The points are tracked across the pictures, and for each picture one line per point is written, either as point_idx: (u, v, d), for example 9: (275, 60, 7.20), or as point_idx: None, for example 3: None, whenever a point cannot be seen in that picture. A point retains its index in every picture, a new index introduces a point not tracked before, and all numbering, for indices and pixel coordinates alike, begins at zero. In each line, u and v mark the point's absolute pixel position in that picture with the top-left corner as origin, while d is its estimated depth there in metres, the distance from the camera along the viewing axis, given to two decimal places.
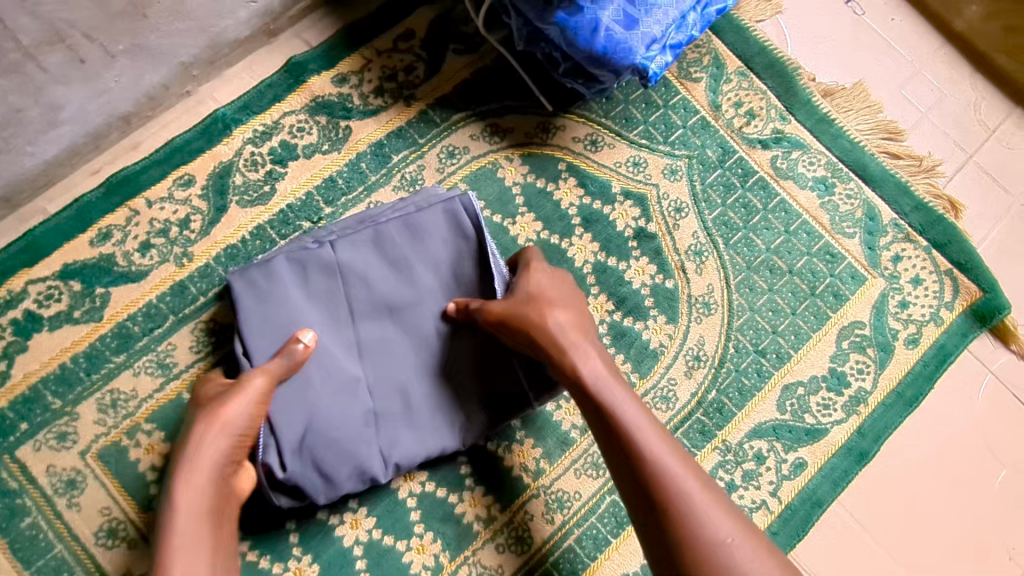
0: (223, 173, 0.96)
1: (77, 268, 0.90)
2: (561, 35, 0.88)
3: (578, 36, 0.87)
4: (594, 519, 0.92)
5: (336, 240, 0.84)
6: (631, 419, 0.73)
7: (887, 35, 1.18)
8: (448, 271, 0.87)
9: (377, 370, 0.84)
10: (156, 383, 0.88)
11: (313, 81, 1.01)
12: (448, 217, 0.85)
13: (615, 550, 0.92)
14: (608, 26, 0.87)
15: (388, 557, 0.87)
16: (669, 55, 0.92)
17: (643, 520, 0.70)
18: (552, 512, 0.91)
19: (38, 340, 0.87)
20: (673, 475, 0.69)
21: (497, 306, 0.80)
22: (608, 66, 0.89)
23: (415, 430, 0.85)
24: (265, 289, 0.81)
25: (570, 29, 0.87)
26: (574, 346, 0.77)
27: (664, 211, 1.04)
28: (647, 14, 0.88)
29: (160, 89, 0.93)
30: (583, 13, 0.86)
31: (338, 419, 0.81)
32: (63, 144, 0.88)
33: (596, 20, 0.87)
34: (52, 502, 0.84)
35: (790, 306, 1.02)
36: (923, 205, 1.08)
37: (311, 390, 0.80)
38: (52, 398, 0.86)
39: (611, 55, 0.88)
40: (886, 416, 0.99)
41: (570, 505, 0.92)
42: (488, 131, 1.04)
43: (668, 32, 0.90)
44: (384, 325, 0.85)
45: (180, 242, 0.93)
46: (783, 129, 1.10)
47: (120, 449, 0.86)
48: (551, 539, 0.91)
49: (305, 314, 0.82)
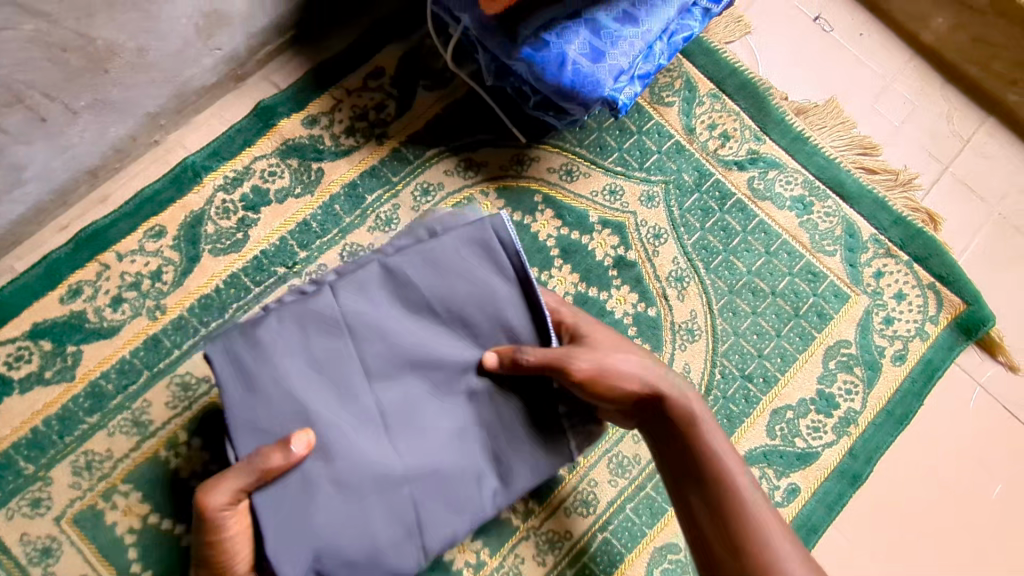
0: (194, 223, 0.95)
1: (47, 327, 0.88)
2: (528, 70, 0.85)
3: (545, 71, 0.84)
4: (587, 559, 0.90)
5: (339, 293, 0.75)
6: (715, 450, 0.76)
7: (856, 51, 1.18)
8: (471, 317, 0.78)
9: (399, 449, 0.76)
10: (132, 442, 0.86)
11: (283, 124, 1.00)
12: (473, 250, 0.78)
13: None
14: (575, 59, 0.84)
15: None
16: (638, 85, 0.89)
17: (710, 545, 0.73)
18: (544, 553, 0.89)
19: (9, 404, 0.85)
20: (753, 503, 0.72)
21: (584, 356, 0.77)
22: (577, 100, 0.86)
23: (451, 499, 0.77)
24: (258, 362, 0.72)
25: (536, 64, 0.84)
26: (679, 389, 0.79)
27: (643, 239, 1.03)
28: (613, 46, 0.84)
29: (126, 141, 0.92)
30: (548, 48, 0.83)
31: (359, 514, 0.73)
32: (29, 202, 0.86)
33: (562, 54, 0.83)
34: (28, 572, 0.82)
35: (774, 329, 1.01)
36: (902, 219, 1.08)
37: (323, 495, 0.72)
38: (24, 463, 0.84)
39: (579, 88, 0.84)
40: (877, 435, 0.98)
41: (561, 545, 0.90)
42: (462, 166, 1.03)
43: (636, 63, 0.86)
44: (402, 385, 0.77)
45: (152, 295, 0.91)
46: (758, 150, 1.10)
47: (96, 513, 0.84)
48: None
49: (310, 384, 0.73)
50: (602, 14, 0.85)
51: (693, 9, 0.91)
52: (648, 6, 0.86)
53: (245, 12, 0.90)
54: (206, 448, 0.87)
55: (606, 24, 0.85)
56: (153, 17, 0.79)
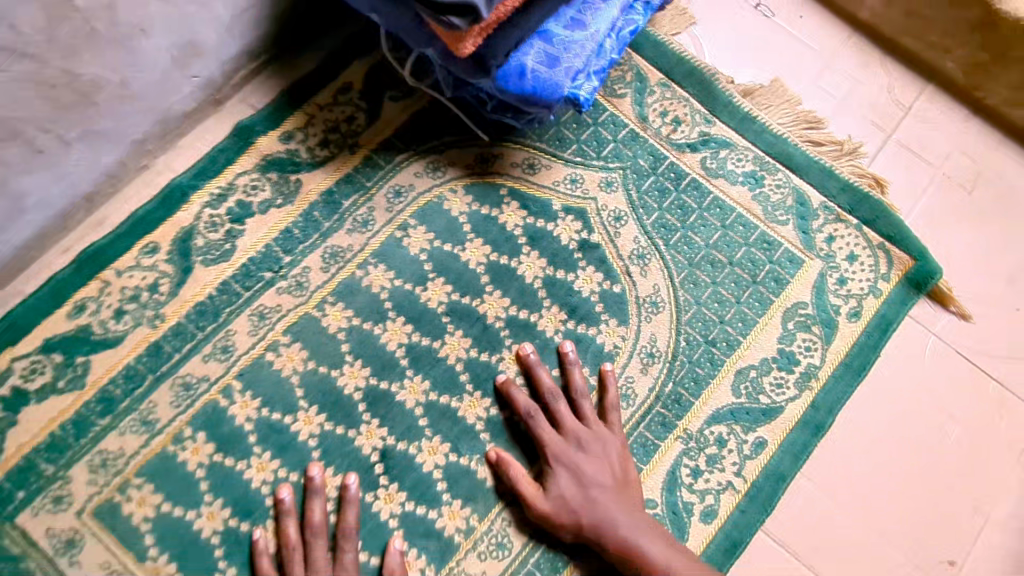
0: (185, 237, 1.02)
1: (58, 341, 0.95)
2: (492, 86, 0.96)
3: (507, 83, 0.95)
4: (530, 567, 0.93)
5: None
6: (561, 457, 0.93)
7: (798, 32, 1.24)
8: None
9: None
10: (141, 440, 0.93)
11: (261, 141, 1.07)
12: None
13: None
14: (534, 68, 0.94)
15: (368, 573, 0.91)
16: (595, 80, 1.00)
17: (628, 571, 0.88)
18: (497, 554, 0.93)
19: (27, 413, 0.92)
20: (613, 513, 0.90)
21: (550, 432, 0.95)
22: (539, 104, 0.97)
23: None
24: None
25: (500, 80, 0.95)
26: (552, 400, 0.98)
27: (605, 222, 1.10)
28: (566, 50, 0.95)
29: (118, 167, 0.99)
30: (509, 60, 0.93)
31: None
32: (33, 228, 0.94)
33: (522, 65, 0.94)
34: (54, 562, 0.88)
35: (734, 296, 1.07)
36: (849, 186, 1.14)
37: None
38: (45, 464, 0.91)
39: (540, 94, 0.95)
40: (837, 388, 1.04)
41: (510, 545, 0.94)
42: (431, 168, 1.10)
43: (589, 61, 0.97)
44: None
45: (151, 305, 0.98)
46: (709, 132, 1.16)
47: (114, 505, 0.90)
48: (521, 552, 0.93)
49: None
50: (551, 23, 0.96)
51: (633, 5, 1.03)
52: (592, 9, 0.97)
53: (218, 40, 0.98)
54: (210, 440, 0.94)
55: (557, 33, 0.95)
56: (131, 50, 0.87)
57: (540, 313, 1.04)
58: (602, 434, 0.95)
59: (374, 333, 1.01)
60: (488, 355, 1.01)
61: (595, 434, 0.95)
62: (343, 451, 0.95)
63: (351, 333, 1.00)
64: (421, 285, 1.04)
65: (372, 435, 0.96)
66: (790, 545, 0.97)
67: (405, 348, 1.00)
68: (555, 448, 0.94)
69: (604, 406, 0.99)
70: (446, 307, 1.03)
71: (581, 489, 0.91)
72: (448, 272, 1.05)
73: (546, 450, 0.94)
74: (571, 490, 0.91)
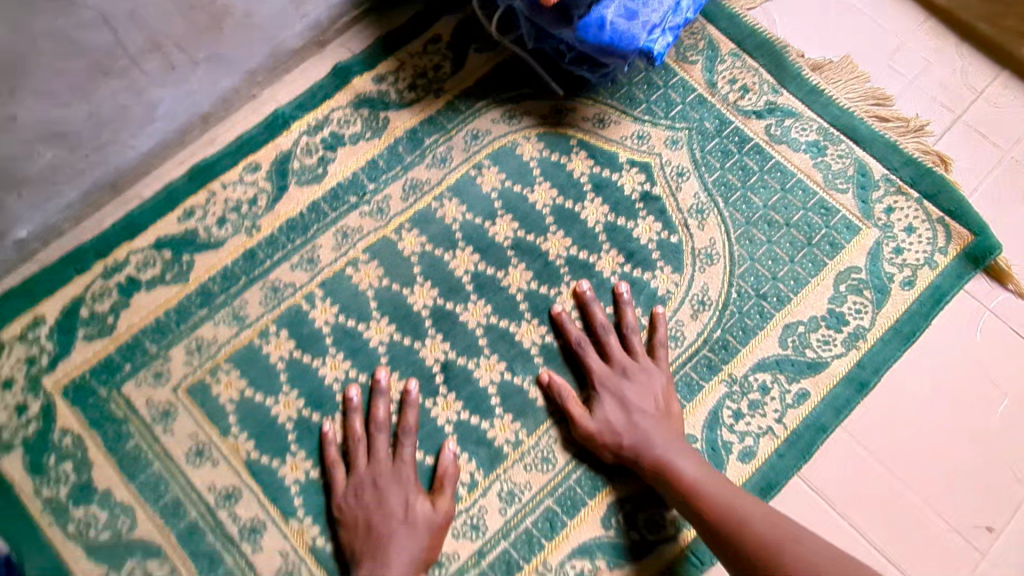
0: (283, 160, 1.13)
1: (168, 240, 1.07)
2: (573, 36, 1.03)
3: (587, 34, 1.02)
4: (572, 482, 0.99)
5: None
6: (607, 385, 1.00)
7: (873, 13, 1.27)
8: None
9: None
10: (233, 331, 1.04)
11: (356, 81, 1.17)
12: None
13: (606, 495, 0.99)
14: (613, 21, 1.02)
15: (422, 469, 0.99)
16: (670, 37, 1.07)
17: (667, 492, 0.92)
18: (541, 467, 1.00)
19: (137, 298, 1.04)
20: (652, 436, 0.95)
21: (599, 362, 1.02)
22: (615, 55, 1.04)
23: None
24: None
25: (580, 30, 1.02)
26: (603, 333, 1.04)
27: (668, 176, 1.15)
28: (644, 5, 1.03)
29: (232, 92, 1.11)
30: (590, 12, 1.01)
31: None
32: (157, 138, 1.06)
33: (601, 17, 1.01)
34: (150, 428, 0.99)
35: (788, 255, 1.11)
36: (912, 161, 1.17)
37: None
38: (149, 344, 1.02)
39: (617, 44, 1.03)
40: (885, 350, 1.06)
41: (555, 461, 1.00)
42: (508, 116, 1.18)
43: (665, 17, 1.04)
44: None
45: (250, 216, 1.10)
46: (776, 101, 1.21)
47: (205, 385, 1.01)
48: (564, 468, 1.00)
49: None
50: None
51: None
52: None
53: None
54: (292, 338, 1.04)
55: None
56: None
57: (599, 255, 1.10)
58: (648, 368, 1.01)
59: (443, 259, 1.09)
60: (547, 288, 1.08)
61: (641, 367, 1.01)
62: (408, 361, 1.04)
63: (423, 257, 1.09)
64: (490, 219, 1.12)
65: (436, 349, 1.04)
66: (824, 492, 1.00)
67: (471, 275, 1.08)
68: (603, 376, 1.00)
69: (652, 343, 1.04)
70: (512, 242, 1.11)
71: (624, 414, 0.97)
72: (517, 211, 1.13)
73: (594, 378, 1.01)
74: (614, 414, 0.97)
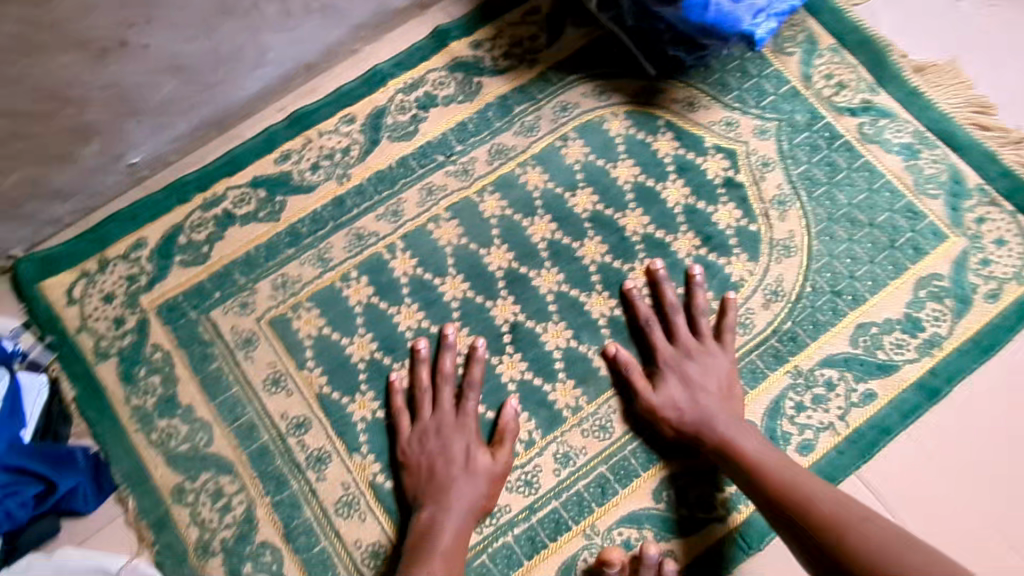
0: (377, 115, 1.17)
1: (264, 180, 1.13)
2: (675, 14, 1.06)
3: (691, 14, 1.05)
4: (627, 452, 1.01)
5: None
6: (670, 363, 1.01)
7: (984, 19, 1.23)
8: None
9: None
10: (316, 272, 1.09)
11: (454, 44, 1.20)
12: None
13: (659, 469, 1.01)
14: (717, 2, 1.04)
15: (483, 422, 1.02)
16: (772, 20, 1.09)
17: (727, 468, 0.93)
18: (599, 434, 1.02)
19: (231, 232, 1.10)
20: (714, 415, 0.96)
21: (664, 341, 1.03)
22: (716, 35, 1.07)
23: None
24: None
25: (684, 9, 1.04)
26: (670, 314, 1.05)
27: (752, 165, 1.15)
28: None
29: (336, 45, 1.16)
30: None
31: None
32: (264, 82, 1.12)
33: None
34: (233, 353, 1.05)
35: (868, 255, 1.10)
36: (1010, 172, 1.13)
37: None
38: (239, 275, 1.08)
39: (720, 26, 1.05)
40: (961, 361, 1.04)
41: (613, 430, 1.02)
42: (598, 91, 1.19)
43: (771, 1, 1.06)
44: None
45: (341, 165, 1.14)
46: (872, 100, 1.18)
47: (287, 319, 1.07)
48: (620, 438, 1.02)
49: None
50: None
51: None
52: None
53: None
54: (371, 284, 1.08)
55: None
56: None
57: (676, 235, 1.11)
58: (714, 350, 1.02)
59: (522, 224, 1.12)
60: (621, 263, 1.10)
61: (707, 348, 1.02)
62: (479, 318, 1.07)
63: (502, 220, 1.12)
64: (570, 191, 1.14)
65: (506, 309, 1.07)
66: (881, 493, 0.99)
67: (547, 243, 1.11)
68: (667, 354, 1.02)
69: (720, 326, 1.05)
70: (590, 215, 1.12)
71: (687, 392, 0.98)
72: (598, 185, 1.14)
73: (659, 356, 1.02)
74: (677, 392, 0.99)
